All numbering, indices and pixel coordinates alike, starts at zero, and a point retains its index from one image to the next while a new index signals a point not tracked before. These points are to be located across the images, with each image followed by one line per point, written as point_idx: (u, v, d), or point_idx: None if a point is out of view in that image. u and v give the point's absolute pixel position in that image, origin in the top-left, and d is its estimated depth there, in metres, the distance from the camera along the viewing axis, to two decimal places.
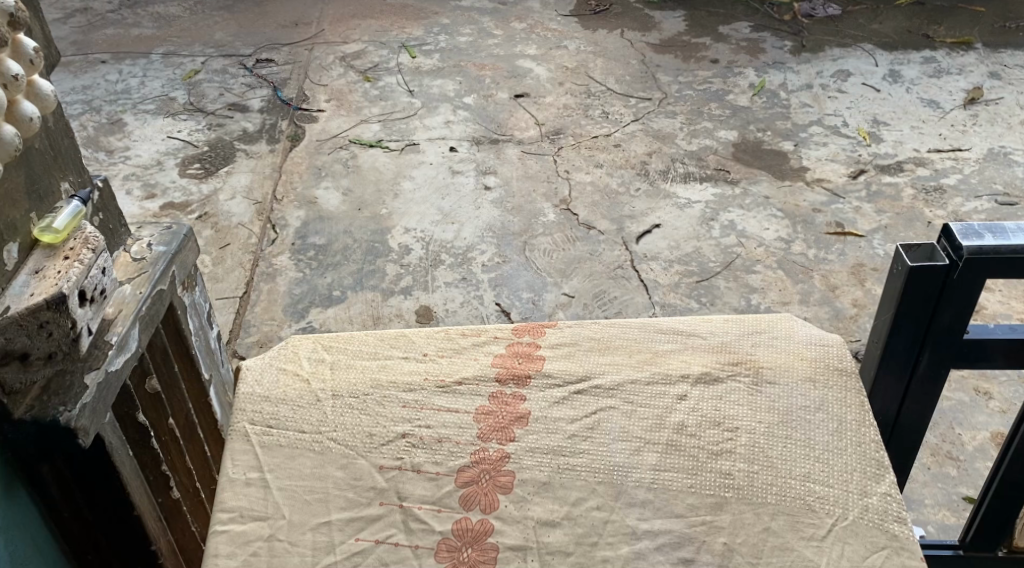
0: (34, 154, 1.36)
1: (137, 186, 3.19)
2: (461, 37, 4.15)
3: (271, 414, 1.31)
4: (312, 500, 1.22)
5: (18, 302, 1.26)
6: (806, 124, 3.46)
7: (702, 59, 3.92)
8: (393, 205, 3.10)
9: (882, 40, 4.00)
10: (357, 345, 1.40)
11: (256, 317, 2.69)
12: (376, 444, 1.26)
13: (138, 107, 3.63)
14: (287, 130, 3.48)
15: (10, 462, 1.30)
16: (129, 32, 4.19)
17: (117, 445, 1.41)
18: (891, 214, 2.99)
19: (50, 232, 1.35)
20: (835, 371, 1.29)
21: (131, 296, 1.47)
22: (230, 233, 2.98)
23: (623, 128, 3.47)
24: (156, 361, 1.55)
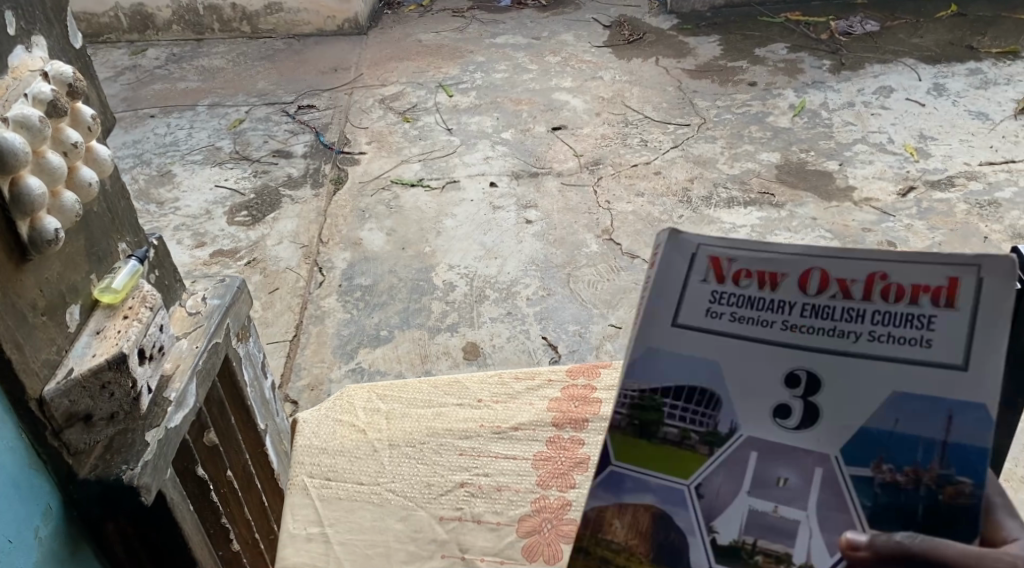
0: (93, 217, 1.32)
1: (187, 235, 3.22)
2: (497, 74, 4.16)
3: (329, 466, 1.30)
4: (373, 555, 1.19)
5: (81, 363, 1.22)
6: (850, 143, 3.40)
7: (740, 82, 3.89)
8: (436, 243, 3.10)
9: (924, 54, 3.94)
10: (411, 392, 1.39)
11: (306, 360, 2.69)
12: (434, 494, 1.25)
13: (186, 158, 3.68)
14: (331, 174, 3.50)
15: (74, 523, 1.26)
16: (175, 87, 4.27)
17: (179, 501, 1.36)
18: (945, 231, 2.92)
19: (110, 291, 1.30)
20: None
21: (188, 351, 1.43)
22: (279, 277, 2.99)
23: (662, 155, 3.45)
24: (214, 417, 1.52)
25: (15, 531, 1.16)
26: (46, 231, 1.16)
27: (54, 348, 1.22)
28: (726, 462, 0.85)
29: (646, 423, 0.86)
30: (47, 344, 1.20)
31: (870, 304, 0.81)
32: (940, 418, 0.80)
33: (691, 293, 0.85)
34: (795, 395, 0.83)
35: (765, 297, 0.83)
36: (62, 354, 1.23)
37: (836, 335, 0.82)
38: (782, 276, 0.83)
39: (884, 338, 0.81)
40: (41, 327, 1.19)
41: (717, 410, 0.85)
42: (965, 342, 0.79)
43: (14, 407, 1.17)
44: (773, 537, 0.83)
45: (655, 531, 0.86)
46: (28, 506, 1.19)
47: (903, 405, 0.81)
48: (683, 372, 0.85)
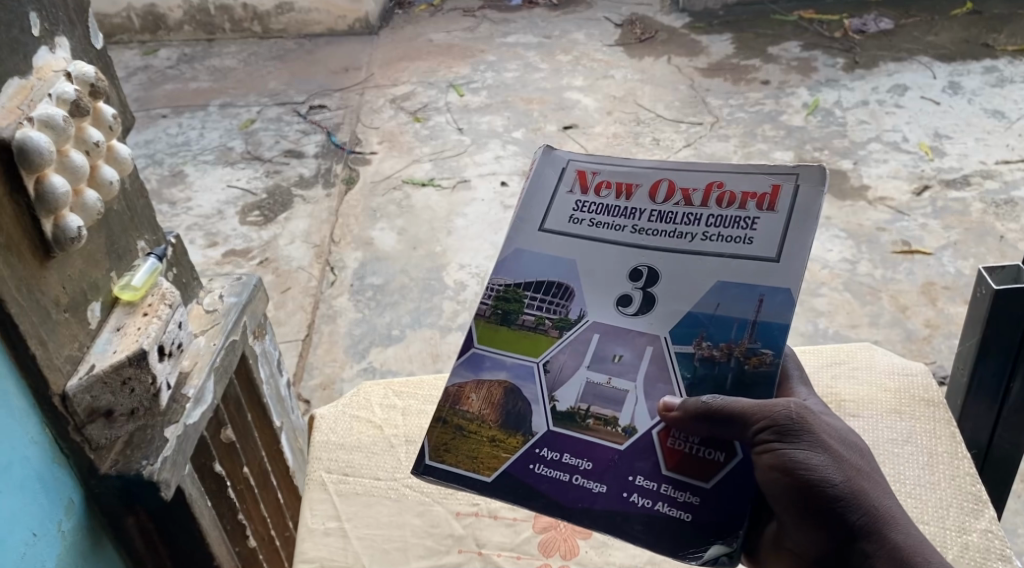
0: (113, 215, 1.33)
1: (199, 234, 3.24)
2: (508, 73, 4.17)
3: (346, 462, 1.31)
4: (390, 549, 1.21)
5: (102, 359, 1.23)
6: (864, 142, 3.39)
7: (753, 81, 3.88)
8: (448, 242, 3.10)
9: (938, 52, 3.93)
10: (426, 388, 1.41)
11: (318, 359, 2.70)
12: (451, 490, 1.26)
13: (198, 158, 3.69)
14: (342, 173, 3.51)
15: (96, 517, 1.27)
16: (187, 87, 4.29)
17: (198, 497, 1.36)
18: (960, 231, 2.91)
19: (130, 288, 1.31)
20: (922, 401, 1.31)
21: (205, 349, 1.43)
22: (291, 276, 3.01)
23: (675, 153, 3.44)
24: (231, 415, 1.53)
25: (39, 524, 1.18)
26: (69, 228, 1.17)
27: (76, 344, 1.22)
28: (574, 342, 1.09)
29: (509, 311, 1.12)
30: (70, 340, 1.21)
31: (703, 208, 1.07)
32: (753, 300, 1.03)
33: (561, 204, 1.13)
34: (635, 285, 1.08)
35: (619, 205, 1.11)
36: (85, 351, 1.24)
37: (674, 235, 1.07)
38: (633, 188, 1.10)
39: (708, 232, 1.06)
40: (63, 323, 1.20)
41: (569, 298, 1.10)
42: (776, 234, 1.04)
43: (37, 403, 1.18)
44: (601, 403, 1.07)
45: (505, 400, 1.10)
46: (50, 499, 1.20)
47: (723, 291, 1.05)
48: (551, 263, 1.12)
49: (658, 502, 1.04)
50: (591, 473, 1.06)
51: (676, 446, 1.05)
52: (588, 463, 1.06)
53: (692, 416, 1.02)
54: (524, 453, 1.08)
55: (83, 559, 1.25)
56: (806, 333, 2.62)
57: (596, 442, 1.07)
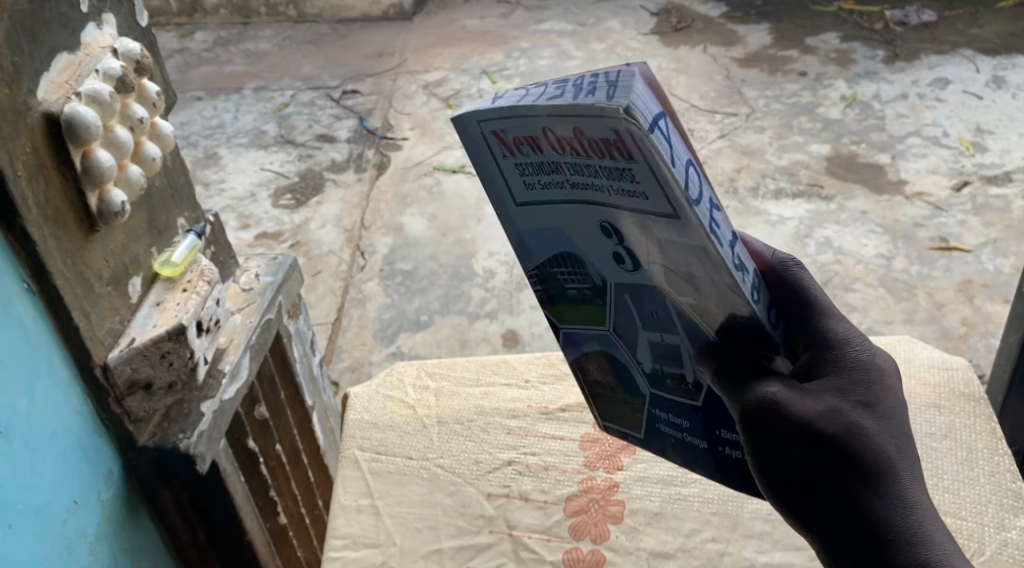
0: (155, 192, 1.35)
1: (232, 216, 3.26)
2: (542, 60, 4.16)
3: (379, 441, 1.32)
4: (422, 528, 1.22)
5: (142, 333, 1.24)
6: (903, 136, 3.35)
7: (790, 72, 3.85)
8: (477, 229, 3.11)
9: (982, 45, 3.87)
10: (460, 370, 1.42)
11: (348, 342, 2.72)
12: (483, 472, 1.27)
13: (232, 141, 3.72)
14: (374, 159, 3.52)
15: (133, 488, 1.29)
16: (222, 70, 4.32)
17: (231, 472, 1.37)
18: (1000, 228, 2.87)
19: (169, 265, 1.33)
20: (962, 396, 1.31)
21: (242, 326, 1.45)
22: (322, 260, 3.02)
23: (708, 144, 3.42)
24: (266, 392, 1.54)
25: (80, 493, 1.19)
26: (114, 203, 1.18)
27: (117, 317, 1.24)
28: (618, 305, 1.01)
29: (553, 289, 1.04)
30: (112, 313, 1.23)
31: (592, 159, 0.86)
32: (695, 260, 0.87)
33: (505, 174, 0.94)
34: (616, 246, 0.94)
35: (542, 160, 0.90)
36: (125, 324, 1.25)
37: (596, 189, 0.89)
38: (537, 141, 0.88)
39: (618, 195, 0.88)
40: (106, 297, 1.22)
41: (581, 263, 0.99)
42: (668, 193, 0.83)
43: (80, 374, 1.20)
44: (669, 361, 1.02)
45: (611, 365, 1.10)
46: (91, 470, 1.21)
47: (670, 248, 0.88)
48: (544, 235, 0.98)
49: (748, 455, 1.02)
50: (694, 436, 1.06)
51: None
52: (686, 423, 1.06)
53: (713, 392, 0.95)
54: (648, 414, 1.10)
55: (121, 528, 1.26)
56: None
57: (681, 404, 1.05)
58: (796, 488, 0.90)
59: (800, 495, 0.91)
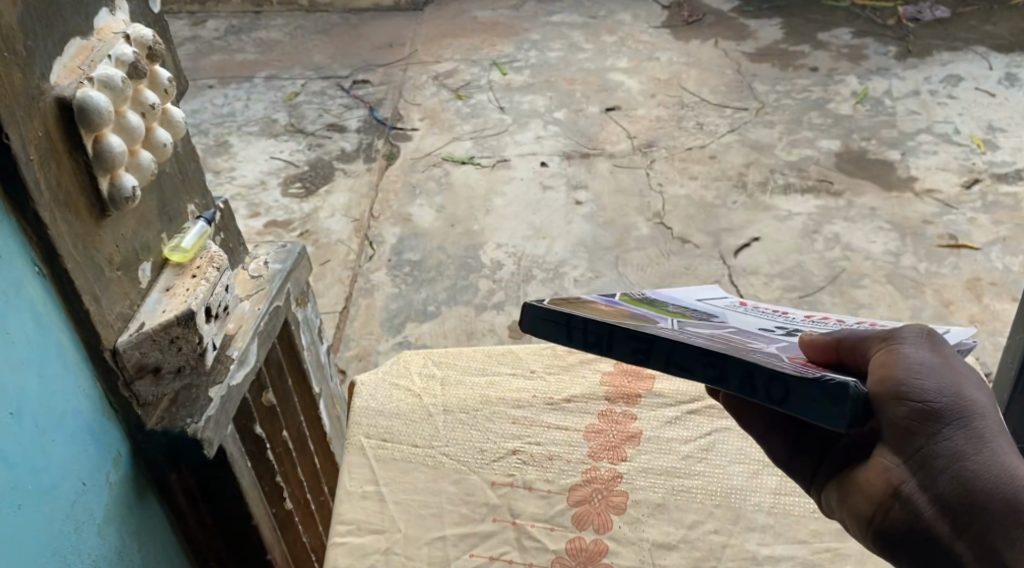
0: (166, 177, 1.36)
1: (242, 204, 3.27)
2: (553, 52, 4.16)
3: (385, 428, 1.33)
4: (426, 515, 1.23)
5: (152, 318, 1.25)
6: (914, 132, 3.34)
7: (801, 67, 3.84)
8: (486, 221, 3.11)
9: (996, 43, 3.86)
10: (466, 359, 1.42)
11: (355, 331, 2.73)
12: (487, 460, 1.28)
13: (242, 129, 3.73)
14: (383, 149, 3.53)
15: (141, 471, 1.30)
16: (234, 58, 4.33)
17: (238, 457, 1.39)
18: (1010, 226, 2.87)
19: (179, 251, 1.34)
20: None
21: (250, 313, 1.46)
22: (330, 249, 3.03)
23: (718, 138, 3.42)
24: (273, 379, 1.55)
25: (88, 475, 1.20)
26: (125, 188, 1.19)
27: (127, 302, 1.25)
28: (710, 323, 1.01)
29: (653, 302, 1.09)
30: (122, 298, 1.24)
31: (858, 318, 1.08)
32: (904, 333, 0.98)
33: (720, 303, 1.16)
34: (783, 330, 1.03)
35: (775, 311, 1.13)
36: (135, 309, 1.26)
37: (827, 322, 1.07)
38: (789, 312, 1.14)
39: (858, 325, 1.04)
40: (116, 281, 1.23)
41: (718, 316, 1.06)
42: (930, 331, 1.00)
43: (89, 357, 1.21)
44: (730, 335, 0.96)
45: (631, 314, 0.99)
46: (99, 452, 1.23)
47: (873, 329, 1.00)
48: (699, 305, 1.12)
49: (782, 363, 0.86)
50: (712, 341, 0.89)
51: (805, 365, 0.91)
52: (710, 339, 0.90)
53: (822, 347, 0.93)
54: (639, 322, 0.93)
55: (128, 510, 1.27)
56: None
57: (716, 337, 0.92)
58: (947, 389, 0.85)
59: (949, 398, 0.85)
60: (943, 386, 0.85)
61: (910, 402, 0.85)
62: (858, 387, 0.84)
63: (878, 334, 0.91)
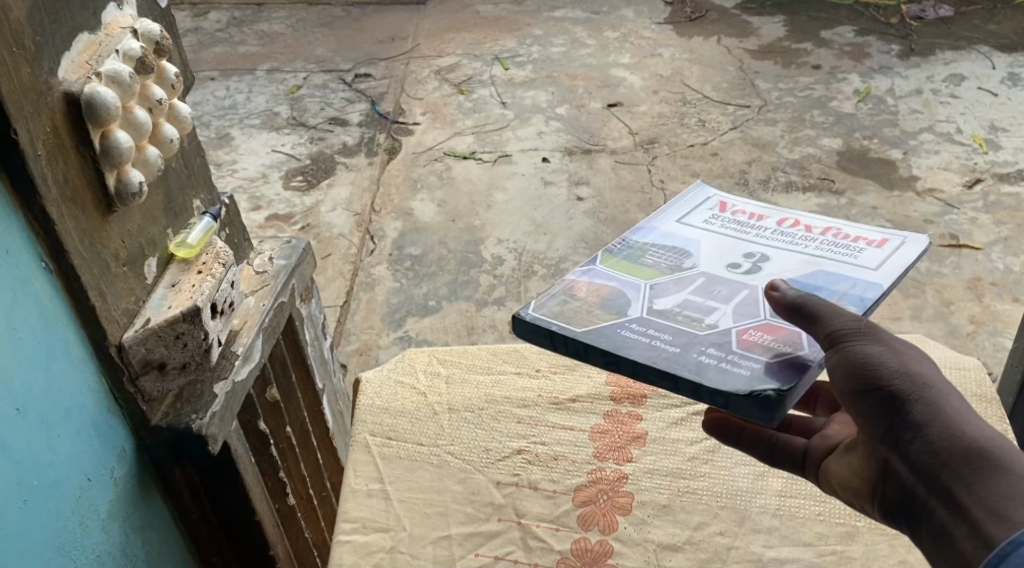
0: (172, 173, 1.35)
1: (243, 197, 3.26)
2: (555, 47, 4.15)
3: (390, 426, 1.33)
4: (432, 513, 1.22)
5: (157, 314, 1.25)
6: (916, 131, 3.33)
7: (804, 65, 3.83)
8: (487, 216, 3.10)
9: (998, 42, 3.85)
10: (471, 358, 1.42)
11: (356, 326, 2.73)
12: (492, 460, 1.28)
13: (244, 122, 3.72)
14: (385, 143, 3.52)
15: (145, 467, 1.30)
16: (236, 50, 4.32)
17: (242, 452, 1.38)
18: (1011, 226, 2.86)
19: (185, 246, 1.33)
20: (974, 396, 1.31)
21: (255, 308, 1.45)
22: (332, 243, 3.03)
23: (720, 136, 3.41)
24: (277, 375, 1.55)
25: (94, 471, 1.20)
26: (131, 183, 1.19)
27: (133, 297, 1.24)
28: (679, 278, 1.11)
29: (632, 252, 1.16)
30: (127, 294, 1.23)
31: (821, 237, 1.15)
32: (843, 284, 1.06)
33: (698, 214, 1.23)
34: (748, 260, 1.13)
35: (748, 224, 1.19)
36: (140, 305, 1.26)
37: (792, 245, 1.14)
38: (764, 218, 1.20)
39: (816, 248, 1.13)
40: (122, 277, 1.22)
41: (690, 254, 1.15)
42: (881, 259, 1.09)
43: (95, 353, 1.20)
44: (694, 312, 1.05)
45: (611, 295, 1.08)
46: (105, 448, 1.22)
47: (819, 277, 1.08)
48: (677, 237, 1.18)
49: (725, 363, 0.97)
50: (666, 340, 1.00)
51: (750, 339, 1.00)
52: (665, 334, 1.01)
53: (789, 306, 0.98)
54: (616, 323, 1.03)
55: (133, 506, 1.27)
56: None
57: (676, 328, 1.02)
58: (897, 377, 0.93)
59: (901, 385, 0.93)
60: (894, 375, 0.93)
61: (872, 396, 0.94)
62: (784, 381, 0.94)
63: (825, 321, 0.96)
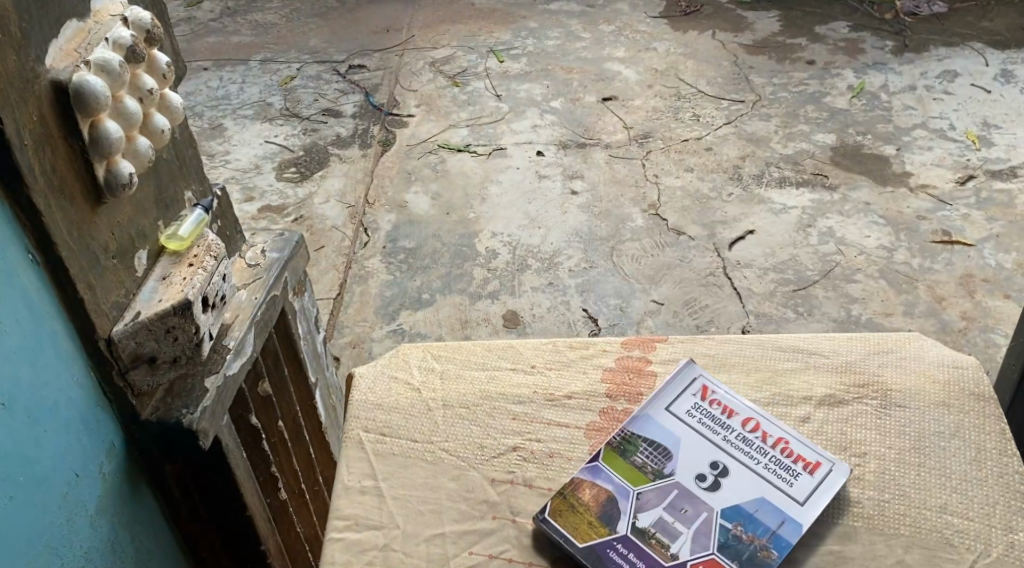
0: (163, 164, 1.33)
1: (236, 188, 3.24)
2: (550, 40, 4.12)
3: (384, 422, 1.31)
4: (425, 511, 1.21)
5: (147, 307, 1.23)
6: (909, 127, 3.33)
7: (799, 60, 3.82)
8: (481, 209, 3.09)
9: (992, 39, 3.84)
10: (466, 353, 1.40)
11: (349, 318, 2.71)
12: (487, 457, 1.26)
13: (237, 113, 3.69)
14: (378, 135, 3.50)
15: (135, 462, 1.28)
16: (229, 40, 4.28)
17: (233, 448, 1.36)
18: (1003, 223, 2.86)
19: (176, 239, 1.31)
20: (972, 395, 1.30)
21: (247, 302, 1.43)
22: (324, 235, 3.01)
23: (715, 131, 3.40)
24: (269, 369, 1.53)
25: (82, 466, 1.18)
26: (121, 174, 1.16)
27: (123, 290, 1.23)
28: (660, 486, 1.20)
29: (626, 448, 1.24)
30: (117, 286, 1.22)
31: (772, 450, 1.23)
32: (778, 517, 1.17)
33: (678, 398, 1.28)
34: (711, 472, 1.21)
35: (720, 420, 1.26)
36: (130, 297, 1.24)
37: (748, 457, 1.22)
38: (734, 414, 1.27)
39: (765, 466, 1.21)
40: (111, 269, 1.20)
41: (672, 457, 1.22)
42: (810, 491, 1.19)
43: (84, 347, 1.19)
44: (665, 534, 1.15)
45: (605, 503, 1.18)
46: (94, 443, 1.21)
47: (762, 502, 1.18)
48: (658, 429, 1.25)
49: None
50: None
51: None
52: (641, 560, 1.13)
53: None
54: (605, 542, 1.15)
55: (122, 502, 1.25)
56: (839, 318, 2.59)
57: (649, 554, 1.14)
58: None
59: None
60: None
61: None
62: None
63: None
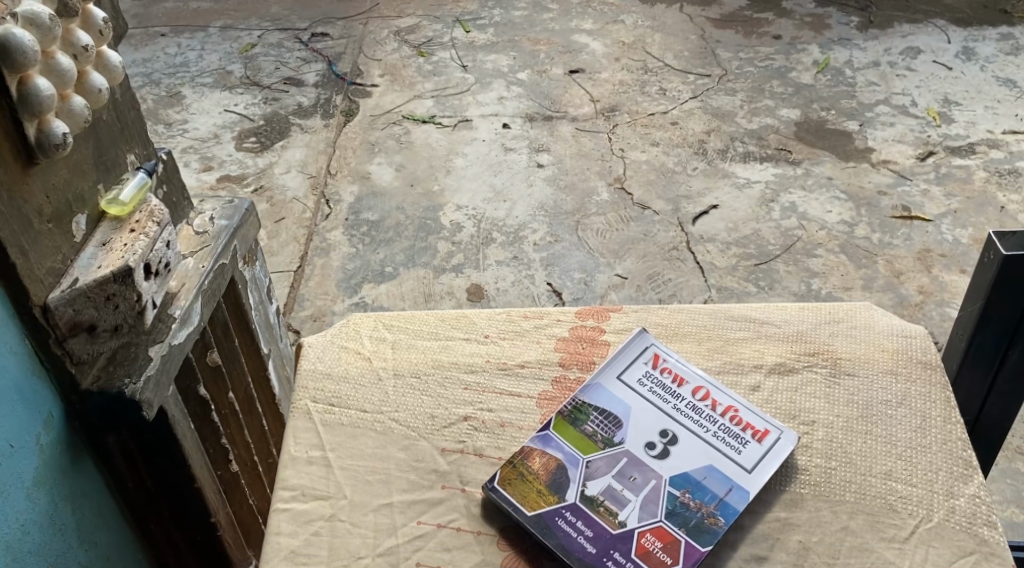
0: (102, 126, 1.30)
1: (194, 158, 3.19)
2: (517, 11, 4.08)
3: (333, 392, 1.30)
4: (373, 481, 1.20)
5: (86, 274, 1.20)
6: (872, 103, 3.34)
7: (765, 35, 3.81)
8: (445, 181, 3.06)
9: (955, 16, 3.85)
10: (418, 323, 1.39)
11: (309, 291, 2.68)
12: (438, 426, 1.25)
13: (196, 80, 3.62)
14: (341, 105, 3.45)
15: (76, 433, 1.26)
16: (188, 6, 4.19)
17: (179, 418, 1.34)
18: (961, 199, 2.88)
19: (117, 204, 1.28)
20: (920, 363, 1.31)
21: (194, 270, 1.40)
22: (285, 207, 2.97)
23: (680, 105, 3.39)
24: (218, 338, 1.50)
25: (17, 437, 1.16)
26: (54, 134, 1.13)
27: (59, 256, 1.20)
28: (609, 455, 1.19)
29: (577, 416, 1.23)
30: (53, 252, 1.19)
31: (721, 418, 1.23)
32: (726, 483, 1.17)
33: (629, 368, 1.28)
34: (661, 440, 1.20)
35: (670, 388, 1.26)
36: (68, 264, 1.21)
37: (697, 425, 1.22)
38: (684, 383, 1.26)
39: (713, 434, 1.21)
40: (46, 234, 1.17)
41: (622, 425, 1.22)
42: (758, 459, 1.19)
43: (18, 314, 1.16)
44: (613, 502, 1.15)
45: (554, 472, 1.18)
46: (31, 413, 1.18)
47: (710, 470, 1.18)
48: (609, 398, 1.24)
49: None
50: (588, 539, 1.12)
51: (646, 542, 1.12)
52: (588, 529, 1.13)
53: None
54: (553, 511, 1.14)
55: (63, 473, 1.23)
56: (799, 292, 2.60)
57: (599, 523, 1.13)
58: None
59: None
60: None
61: None
62: None
63: None
